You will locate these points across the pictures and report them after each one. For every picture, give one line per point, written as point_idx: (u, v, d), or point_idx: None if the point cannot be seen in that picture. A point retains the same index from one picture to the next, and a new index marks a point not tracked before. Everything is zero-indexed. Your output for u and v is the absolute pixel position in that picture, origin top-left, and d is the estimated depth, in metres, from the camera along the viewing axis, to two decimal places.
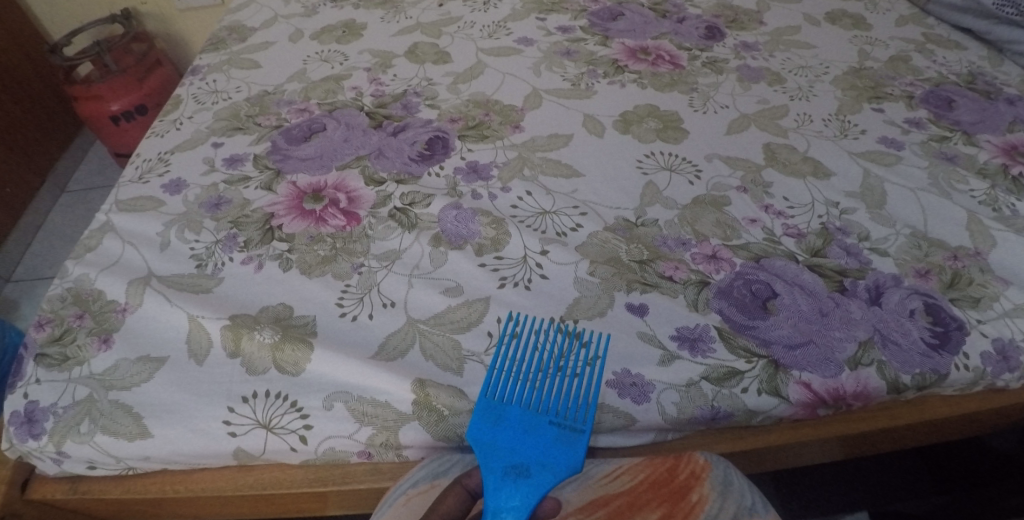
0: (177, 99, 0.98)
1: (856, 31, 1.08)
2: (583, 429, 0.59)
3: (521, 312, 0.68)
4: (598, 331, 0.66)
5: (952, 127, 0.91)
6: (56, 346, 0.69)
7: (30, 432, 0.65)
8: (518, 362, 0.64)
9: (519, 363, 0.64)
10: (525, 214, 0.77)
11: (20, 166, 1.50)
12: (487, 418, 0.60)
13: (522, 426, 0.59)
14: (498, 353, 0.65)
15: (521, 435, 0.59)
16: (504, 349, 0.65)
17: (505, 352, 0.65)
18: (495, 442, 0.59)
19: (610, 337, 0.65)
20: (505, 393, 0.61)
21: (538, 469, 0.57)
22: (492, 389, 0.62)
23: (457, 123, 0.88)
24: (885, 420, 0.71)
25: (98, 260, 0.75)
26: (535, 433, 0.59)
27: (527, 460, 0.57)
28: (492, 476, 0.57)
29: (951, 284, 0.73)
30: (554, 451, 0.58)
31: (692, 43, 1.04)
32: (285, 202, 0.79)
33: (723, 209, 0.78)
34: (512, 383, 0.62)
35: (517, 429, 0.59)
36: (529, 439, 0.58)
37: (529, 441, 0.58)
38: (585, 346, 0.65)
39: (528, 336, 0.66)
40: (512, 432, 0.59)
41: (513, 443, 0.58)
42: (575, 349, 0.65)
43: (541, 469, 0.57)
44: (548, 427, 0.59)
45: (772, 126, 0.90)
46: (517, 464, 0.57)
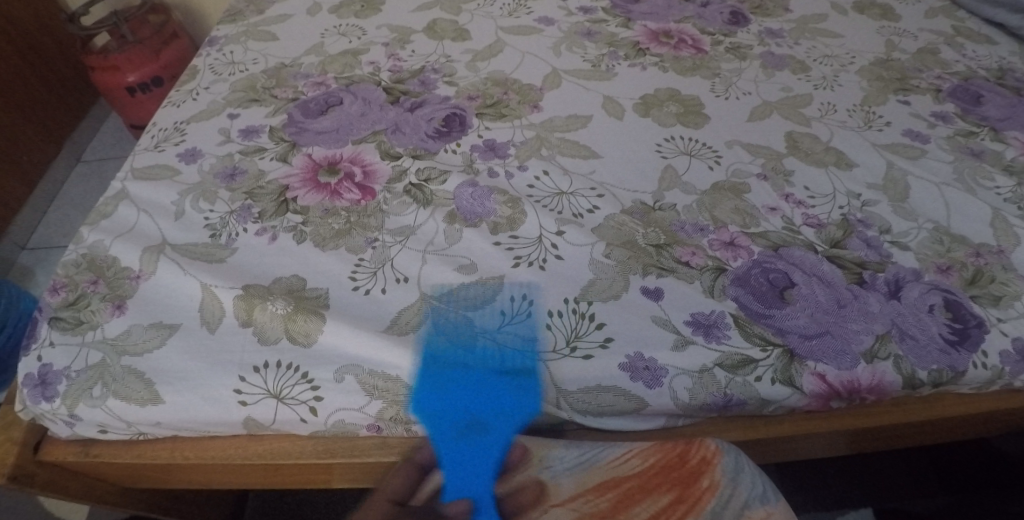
0: (194, 69, 0.97)
1: (884, 21, 1.06)
2: (532, 372, 0.63)
3: (444, 287, 0.68)
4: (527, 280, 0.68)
5: (979, 122, 0.89)
6: (70, 310, 0.69)
7: (43, 394, 0.65)
8: (455, 330, 0.65)
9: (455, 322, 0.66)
10: (541, 194, 0.76)
11: (37, 134, 1.50)
12: (433, 383, 0.63)
13: (469, 387, 0.63)
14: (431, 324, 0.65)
15: (468, 396, 0.63)
16: (438, 310, 0.66)
17: (437, 320, 0.66)
18: (445, 406, 0.63)
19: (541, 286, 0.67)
20: (446, 361, 0.64)
21: (492, 421, 0.63)
22: (433, 359, 0.64)
23: (475, 101, 0.87)
24: (899, 415, 0.70)
25: (113, 227, 0.75)
26: (482, 389, 0.63)
27: (479, 416, 0.63)
28: (446, 439, 0.62)
29: (972, 281, 0.72)
30: (504, 401, 0.63)
31: (716, 27, 1.02)
32: (301, 174, 0.79)
33: (743, 197, 0.77)
34: (451, 350, 0.64)
35: (463, 390, 0.63)
36: (478, 396, 0.63)
37: (478, 396, 0.63)
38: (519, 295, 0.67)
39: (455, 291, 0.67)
40: (460, 391, 0.63)
41: (462, 403, 0.63)
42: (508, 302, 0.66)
43: (495, 420, 0.63)
44: (496, 381, 0.63)
45: (795, 114, 0.88)
46: (472, 425, 0.62)
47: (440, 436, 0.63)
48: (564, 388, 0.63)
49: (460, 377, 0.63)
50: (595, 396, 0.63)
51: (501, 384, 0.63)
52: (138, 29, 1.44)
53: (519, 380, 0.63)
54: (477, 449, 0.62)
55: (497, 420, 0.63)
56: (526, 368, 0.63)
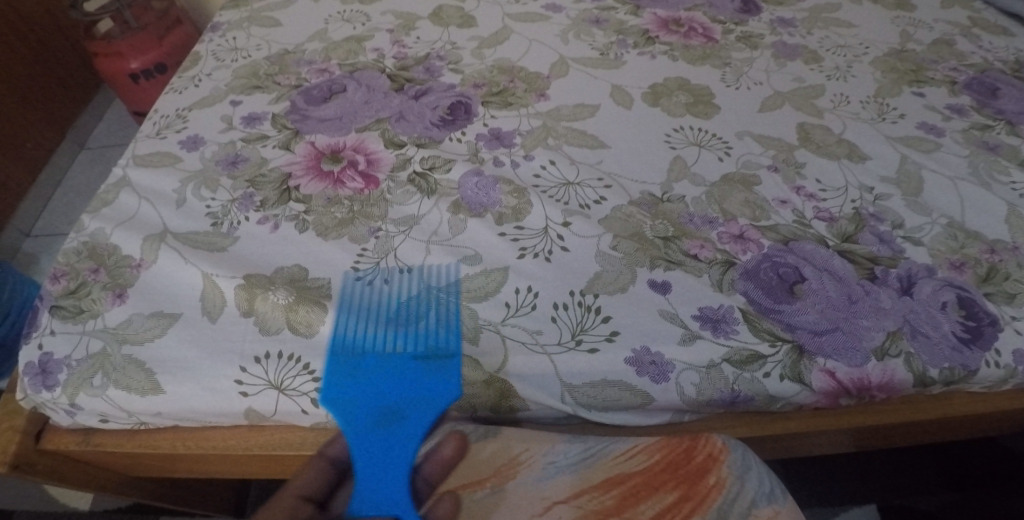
0: (196, 55, 0.96)
1: (899, 11, 1.03)
2: (453, 353, 0.59)
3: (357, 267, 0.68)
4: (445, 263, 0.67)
5: (995, 116, 0.87)
6: (71, 299, 0.68)
7: (44, 384, 0.65)
8: (369, 316, 0.62)
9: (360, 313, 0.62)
10: (547, 185, 0.74)
11: (42, 121, 1.49)
12: (340, 373, 0.58)
13: (383, 373, 0.57)
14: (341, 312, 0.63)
15: (379, 383, 0.57)
16: (343, 307, 0.63)
17: (348, 309, 0.63)
18: (358, 394, 0.57)
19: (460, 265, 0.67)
20: (357, 346, 0.59)
21: (410, 410, 0.56)
22: (342, 345, 0.60)
23: (481, 89, 0.86)
24: (908, 413, 0.69)
25: (114, 215, 0.74)
26: (399, 373, 0.57)
27: (394, 403, 0.56)
28: (361, 433, 0.56)
29: (986, 278, 0.70)
30: (423, 385, 0.57)
31: (727, 16, 1.00)
32: (303, 162, 0.78)
33: (753, 189, 0.75)
34: (364, 335, 0.60)
35: (374, 377, 0.57)
36: (391, 382, 0.57)
37: (389, 382, 0.57)
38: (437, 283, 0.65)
39: (365, 290, 0.65)
40: (372, 379, 0.57)
41: (371, 391, 0.57)
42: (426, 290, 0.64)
43: (412, 407, 0.56)
44: (413, 365, 0.58)
45: (807, 106, 0.87)
46: (387, 414, 0.56)
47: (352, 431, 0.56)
48: (569, 382, 0.61)
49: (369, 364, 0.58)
50: (600, 391, 0.61)
51: (418, 368, 0.58)
52: (141, 14, 1.42)
53: (523, 374, 0.62)
54: (395, 441, 0.55)
55: (415, 407, 0.56)
56: (446, 351, 0.59)
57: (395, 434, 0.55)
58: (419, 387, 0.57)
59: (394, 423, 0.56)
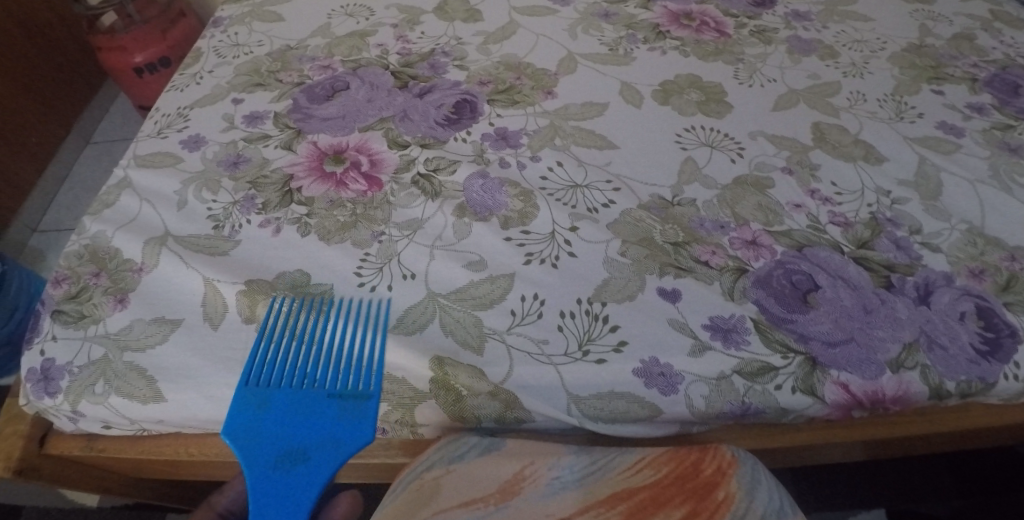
0: (198, 51, 0.94)
1: (917, 4, 1.00)
2: (368, 396, 0.58)
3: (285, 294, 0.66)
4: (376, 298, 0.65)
5: (1017, 115, 0.84)
6: (72, 303, 0.67)
7: (46, 391, 0.64)
8: (286, 348, 0.61)
9: (296, 329, 0.62)
10: (555, 187, 0.72)
11: (47, 114, 1.48)
12: (248, 409, 0.57)
13: (294, 411, 0.57)
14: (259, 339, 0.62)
15: (289, 420, 0.57)
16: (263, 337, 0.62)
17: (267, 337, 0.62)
18: (265, 429, 0.56)
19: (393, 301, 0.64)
20: (269, 380, 0.59)
21: (315, 451, 0.55)
22: (255, 376, 0.59)
23: (487, 86, 0.84)
24: (922, 425, 0.68)
25: (115, 217, 0.73)
26: (310, 412, 0.57)
27: (300, 443, 0.56)
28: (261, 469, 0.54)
29: (1006, 286, 0.68)
30: (334, 426, 0.57)
31: (740, 9, 0.97)
32: (306, 163, 0.76)
33: (766, 192, 0.73)
34: (278, 368, 0.59)
35: (284, 412, 0.57)
36: (301, 421, 0.57)
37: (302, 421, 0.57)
38: (363, 316, 0.63)
39: (290, 319, 0.63)
40: (280, 415, 0.57)
41: (278, 433, 0.56)
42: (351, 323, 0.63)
43: (318, 447, 0.55)
44: (325, 404, 0.57)
45: (823, 104, 0.84)
46: (291, 452, 0.55)
47: (252, 465, 0.54)
48: (575, 394, 0.60)
49: (287, 399, 0.57)
50: (607, 403, 0.60)
51: (330, 408, 0.57)
52: (145, 7, 1.41)
53: (528, 385, 0.60)
54: (294, 480, 0.54)
55: (321, 447, 0.55)
56: (362, 394, 0.59)
57: (296, 475, 0.54)
58: (329, 428, 0.56)
59: (297, 465, 0.55)
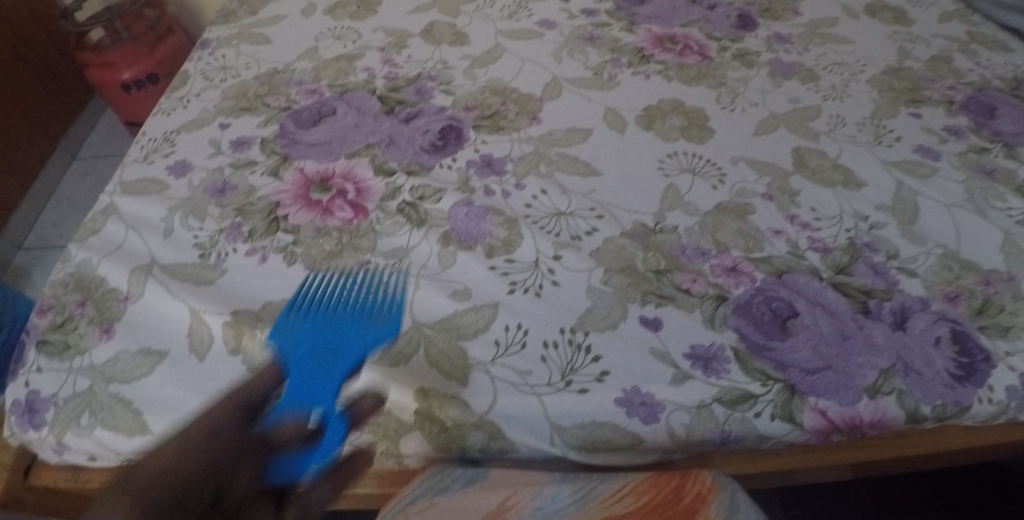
0: (185, 74, 0.95)
1: (896, 26, 1.02)
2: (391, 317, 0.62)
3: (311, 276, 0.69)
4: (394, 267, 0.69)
5: (992, 137, 0.86)
6: (58, 333, 0.68)
7: (31, 423, 0.64)
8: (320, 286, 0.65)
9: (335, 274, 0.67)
10: (539, 214, 0.73)
11: (33, 131, 1.48)
12: (286, 321, 0.60)
13: (326, 315, 0.60)
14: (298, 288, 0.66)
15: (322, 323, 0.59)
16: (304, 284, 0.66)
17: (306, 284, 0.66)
18: (297, 332, 0.58)
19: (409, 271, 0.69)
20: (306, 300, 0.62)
21: (347, 344, 0.58)
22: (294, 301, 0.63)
23: (473, 111, 0.85)
24: (902, 447, 0.69)
25: (100, 245, 0.74)
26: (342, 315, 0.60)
27: (332, 337, 0.58)
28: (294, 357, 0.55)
29: (980, 310, 0.70)
30: (363, 329, 0.60)
31: (723, 32, 0.99)
32: (292, 191, 0.77)
33: (747, 218, 0.75)
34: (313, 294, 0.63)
35: (319, 316, 0.60)
36: (333, 322, 0.59)
37: (327, 321, 0.59)
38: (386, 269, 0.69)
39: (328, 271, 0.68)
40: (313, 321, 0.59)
41: (310, 332, 0.58)
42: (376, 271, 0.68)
43: (348, 340, 0.58)
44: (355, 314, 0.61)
45: (803, 129, 0.85)
46: (325, 344, 0.57)
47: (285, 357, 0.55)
48: (558, 424, 0.61)
49: (314, 310, 0.61)
50: (590, 432, 0.61)
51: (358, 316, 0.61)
52: (133, 24, 1.41)
53: (511, 415, 0.61)
54: (326, 364, 0.55)
55: (352, 342, 0.58)
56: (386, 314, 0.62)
57: (329, 360, 0.56)
58: (361, 330, 0.59)
59: (331, 352, 0.57)
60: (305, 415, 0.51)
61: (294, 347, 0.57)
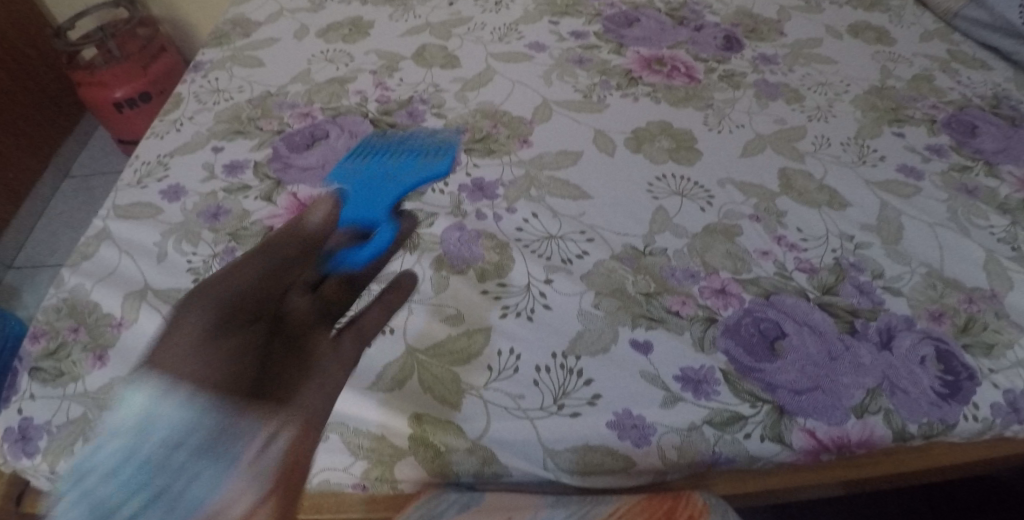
0: (178, 97, 0.95)
1: (879, 45, 1.04)
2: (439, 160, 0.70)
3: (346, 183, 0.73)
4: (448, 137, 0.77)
5: (974, 155, 0.88)
6: (51, 360, 0.68)
7: (24, 451, 0.64)
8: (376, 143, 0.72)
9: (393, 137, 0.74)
10: (530, 237, 0.74)
11: (23, 150, 1.48)
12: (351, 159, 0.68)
13: (382, 157, 0.68)
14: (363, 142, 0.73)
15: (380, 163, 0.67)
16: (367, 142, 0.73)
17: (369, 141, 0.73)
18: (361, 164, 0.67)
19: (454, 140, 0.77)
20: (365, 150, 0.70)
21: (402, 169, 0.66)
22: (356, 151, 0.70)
23: (464, 135, 0.86)
24: (889, 465, 0.70)
25: (93, 270, 0.74)
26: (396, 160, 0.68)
27: (386, 171, 0.66)
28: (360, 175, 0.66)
29: (964, 329, 0.71)
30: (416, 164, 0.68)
31: (709, 53, 1.01)
32: (285, 215, 0.77)
33: (735, 240, 0.76)
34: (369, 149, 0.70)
35: (376, 160, 0.68)
36: (387, 168, 0.66)
37: (382, 170, 0.66)
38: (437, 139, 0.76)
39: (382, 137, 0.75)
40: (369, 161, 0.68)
41: (368, 165, 0.67)
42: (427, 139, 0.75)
43: (402, 173, 0.66)
44: (408, 161, 0.68)
45: (789, 149, 0.87)
46: (380, 172, 0.65)
47: (351, 179, 0.65)
48: (551, 447, 0.62)
49: (372, 155, 0.68)
50: (583, 455, 0.62)
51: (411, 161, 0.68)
52: (125, 44, 1.42)
53: (505, 440, 0.62)
54: (381, 189, 0.64)
55: (406, 174, 0.66)
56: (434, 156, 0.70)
57: (386, 183, 0.64)
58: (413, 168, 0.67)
59: (385, 179, 0.65)
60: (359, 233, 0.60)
61: (353, 171, 0.66)
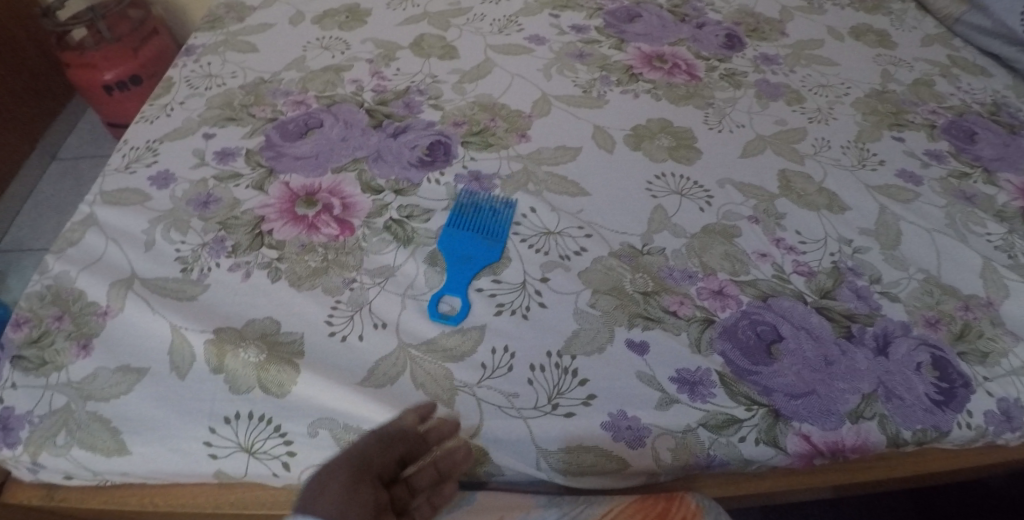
0: (169, 81, 0.93)
1: (880, 48, 1.04)
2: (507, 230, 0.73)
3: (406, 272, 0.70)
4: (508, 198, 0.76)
5: (972, 162, 0.87)
6: (33, 348, 0.66)
7: (4, 441, 0.62)
8: (461, 215, 0.74)
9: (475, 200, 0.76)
10: (527, 233, 0.73)
11: (9, 131, 1.44)
12: (446, 231, 0.72)
13: (467, 230, 0.73)
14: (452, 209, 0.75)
15: (469, 237, 0.72)
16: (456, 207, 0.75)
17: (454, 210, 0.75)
18: (454, 236, 0.72)
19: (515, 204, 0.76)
20: (453, 219, 0.74)
21: (487, 240, 0.72)
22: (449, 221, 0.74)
23: (461, 127, 0.85)
24: (882, 470, 0.70)
25: (79, 257, 0.72)
26: (481, 231, 0.73)
27: (474, 246, 0.71)
28: (455, 250, 0.71)
29: (960, 335, 0.70)
30: (493, 232, 0.73)
31: (711, 51, 1.00)
32: (277, 205, 0.76)
33: (733, 241, 0.75)
34: (456, 218, 0.74)
35: (464, 233, 0.73)
36: (474, 241, 0.72)
37: (484, 231, 0.73)
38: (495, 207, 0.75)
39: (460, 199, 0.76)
40: (461, 233, 0.72)
41: (461, 240, 0.72)
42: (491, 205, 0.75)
43: (486, 244, 0.71)
44: (487, 231, 0.73)
45: (788, 151, 0.86)
46: (471, 247, 0.71)
47: (449, 255, 0.71)
48: (544, 447, 0.61)
49: (462, 226, 0.73)
50: (576, 457, 0.61)
51: (490, 231, 0.73)
52: (116, 25, 1.39)
53: (498, 439, 0.61)
54: (472, 263, 0.70)
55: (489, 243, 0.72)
56: (503, 226, 0.73)
57: (475, 258, 0.70)
58: (494, 238, 0.72)
59: (474, 254, 0.71)
60: (452, 301, 0.68)
61: (449, 245, 0.72)
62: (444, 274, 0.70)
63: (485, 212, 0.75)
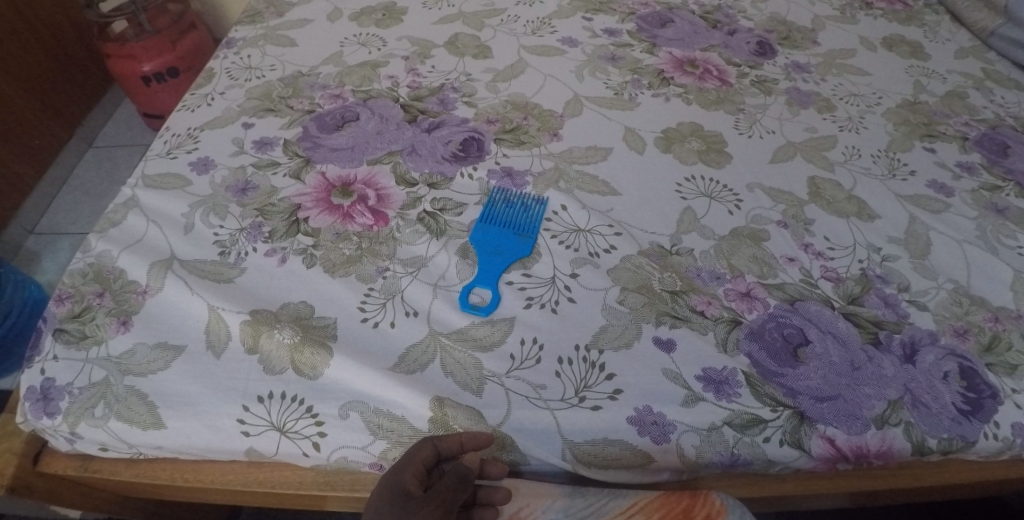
0: (210, 72, 0.95)
1: (912, 59, 1.03)
2: (537, 228, 0.74)
3: (445, 275, 0.71)
4: (541, 198, 0.77)
5: (1005, 176, 0.87)
6: (75, 323, 0.68)
7: (45, 411, 0.65)
8: (495, 213, 0.75)
9: (509, 199, 0.77)
10: (558, 229, 0.74)
11: (50, 117, 1.48)
12: (480, 228, 0.74)
13: (500, 227, 0.74)
14: (487, 206, 0.76)
15: (501, 233, 0.74)
16: (491, 206, 0.76)
17: (489, 207, 0.76)
18: (487, 232, 0.74)
19: (549, 204, 0.76)
20: (487, 216, 0.75)
21: (518, 237, 0.73)
22: (483, 217, 0.75)
23: (494, 125, 0.86)
24: (905, 478, 0.70)
25: (121, 237, 0.74)
26: (512, 227, 0.74)
27: (504, 242, 0.73)
28: (488, 246, 0.72)
29: (988, 347, 0.70)
30: (525, 229, 0.74)
31: (742, 58, 1.00)
32: (314, 194, 0.77)
33: (761, 244, 0.76)
34: (489, 215, 0.75)
35: (497, 229, 0.74)
36: (505, 237, 0.73)
37: (516, 228, 0.74)
38: (528, 205, 0.76)
39: (495, 197, 0.77)
40: (494, 230, 0.74)
41: (492, 236, 0.73)
42: (524, 203, 0.77)
43: (517, 241, 0.73)
44: (518, 228, 0.74)
45: (818, 158, 0.87)
46: (502, 243, 0.73)
47: (481, 251, 0.72)
48: (570, 439, 0.62)
49: (496, 222, 0.74)
50: (601, 449, 0.62)
51: (522, 228, 0.74)
52: (156, 18, 1.42)
53: (525, 429, 0.62)
54: (502, 258, 0.71)
55: (520, 240, 0.73)
56: (534, 224, 0.74)
57: (505, 254, 0.72)
58: (525, 235, 0.73)
59: (505, 250, 0.72)
60: (482, 293, 0.69)
61: (482, 241, 0.73)
62: (475, 267, 0.71)
63: (518, 210, 0.76)
